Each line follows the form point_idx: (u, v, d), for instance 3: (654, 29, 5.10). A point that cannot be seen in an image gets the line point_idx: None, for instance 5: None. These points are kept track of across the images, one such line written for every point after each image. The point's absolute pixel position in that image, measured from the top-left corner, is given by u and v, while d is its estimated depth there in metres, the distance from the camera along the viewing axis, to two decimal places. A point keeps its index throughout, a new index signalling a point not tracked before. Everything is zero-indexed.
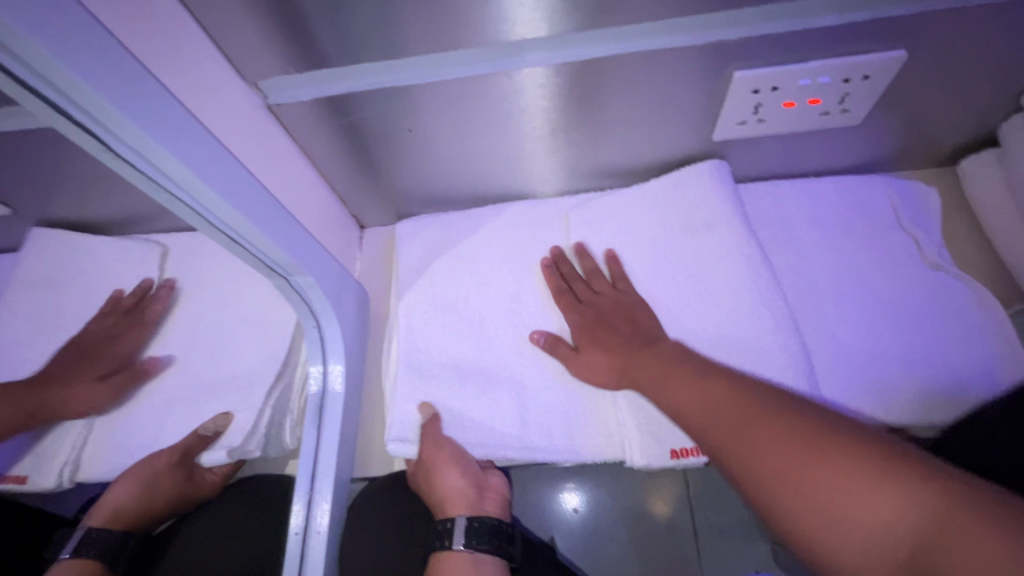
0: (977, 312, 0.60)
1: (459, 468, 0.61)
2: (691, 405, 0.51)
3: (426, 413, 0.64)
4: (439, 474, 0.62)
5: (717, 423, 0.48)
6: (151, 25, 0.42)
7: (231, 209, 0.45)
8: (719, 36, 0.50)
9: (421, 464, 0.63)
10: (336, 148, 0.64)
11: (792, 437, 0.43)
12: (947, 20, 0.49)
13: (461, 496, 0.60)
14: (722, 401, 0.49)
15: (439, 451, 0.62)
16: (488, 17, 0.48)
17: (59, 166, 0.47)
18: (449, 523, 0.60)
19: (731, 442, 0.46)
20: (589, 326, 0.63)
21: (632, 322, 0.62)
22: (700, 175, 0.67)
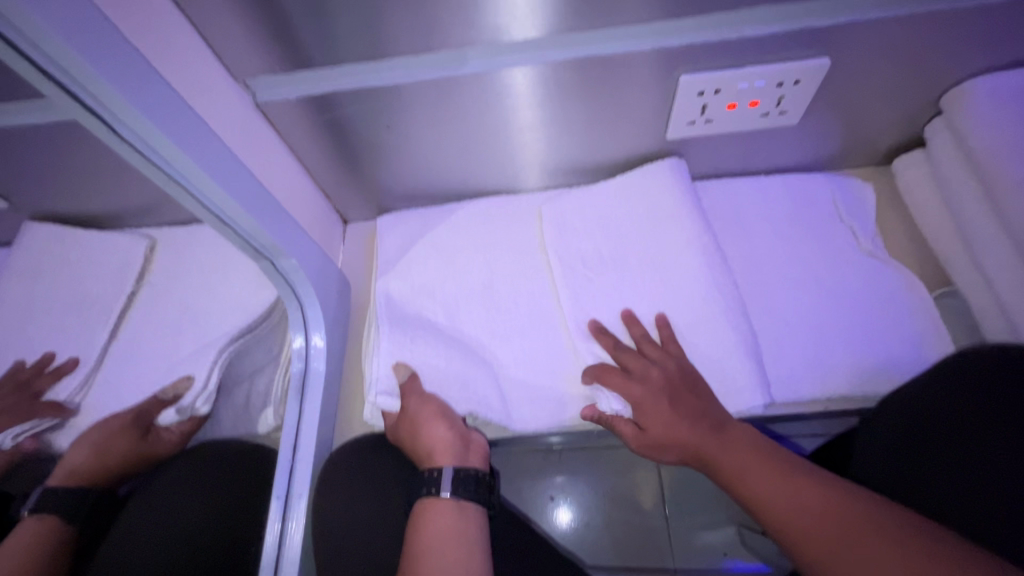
0: (904, 294, 0.67)
1: (442, 420, 0.65)
2: (738, 482, 0.55)
3: (403, 374, 0.69)
4: (424, 427, 0.65)
5: (767, 499, 0.53)
6: (148, 24, 0.46)
7: (223, 192, 0.50)
8: (664, 42, 0.56)
9: (404, 420, 0.67)
10: (320, 145, 0.69)
11: (845, 516, 0.48)
12: (864, 31, 0.55)
13: (446, 446, 0.63)
14: (773, 483, 0.53)
15: (423, 406, 0.66)
16: (458, 21, 0.53)
17: (59, 156, 0.51)
18: (435, 472, 0.62)
19: (780, 517, 0.51)
20: (652, 401, 0.61)
21: (688, 396, 0.61)
22: (659, 170, 0.72)
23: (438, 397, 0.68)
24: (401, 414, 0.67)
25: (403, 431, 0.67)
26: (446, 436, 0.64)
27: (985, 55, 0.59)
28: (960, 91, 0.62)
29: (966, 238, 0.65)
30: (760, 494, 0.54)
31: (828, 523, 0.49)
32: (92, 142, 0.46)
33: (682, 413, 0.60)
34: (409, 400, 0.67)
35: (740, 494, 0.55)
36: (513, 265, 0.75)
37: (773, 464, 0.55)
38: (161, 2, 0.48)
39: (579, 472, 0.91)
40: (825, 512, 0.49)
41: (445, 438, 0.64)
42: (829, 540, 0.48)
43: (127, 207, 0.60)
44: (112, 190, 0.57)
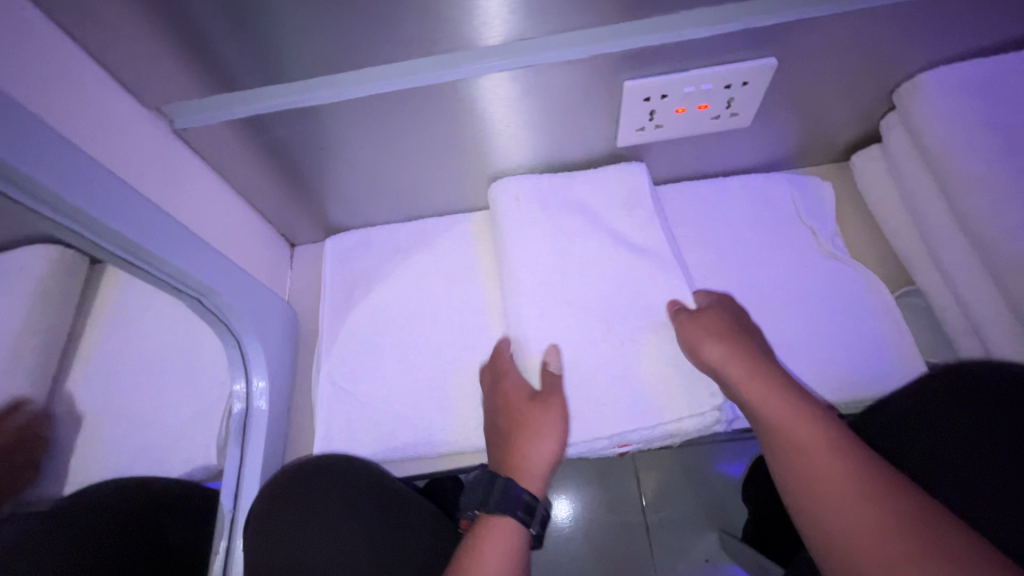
0: (867, 296, 0.65)
1: (559, 426, 0.57)
2: (770, 418, 0.50)
3: (554, 364, 0.60)
4: (535, 428, 0.57)
5: (790, 445, 0.48)
6: (25, 56, 0.42)
7: (127, 234, 0.45)
8: (605, 49, 0.53)
9: (529, 412, 0.58)
10: (253, 170, 0.65)
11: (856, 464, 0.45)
12: (808, 29, 0.53)
13: (546, 466, 0.57)
14: (804, 428, 0.48)
15: (556, 405, 0.58)
16: (378, 36, 0.50)
17: None
18: (533, 499, 0.56)
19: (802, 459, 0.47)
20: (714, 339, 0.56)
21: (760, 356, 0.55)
22: (627, 175, 0.69)
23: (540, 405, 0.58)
24: (536, 401, 0.59)
25: (500, 428, 0.60)
26: (549, 454, 0.57)
27: (935, 47, 0.57)
28: (912, 86, 0.60)
29: (929, 236, 0.63)
30: (789, 433, 0.48)
31: (848, 489, 0.44)
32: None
33: (735, 342, 0.56)
34: (552, 392, 0.58)
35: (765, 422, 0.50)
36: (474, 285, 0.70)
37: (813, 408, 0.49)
38: (43, 29, 0.44)
39: (571, 482, 1.02)
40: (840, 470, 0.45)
41: (551, 456, 0.57)
42: (836, 498, 0.44)
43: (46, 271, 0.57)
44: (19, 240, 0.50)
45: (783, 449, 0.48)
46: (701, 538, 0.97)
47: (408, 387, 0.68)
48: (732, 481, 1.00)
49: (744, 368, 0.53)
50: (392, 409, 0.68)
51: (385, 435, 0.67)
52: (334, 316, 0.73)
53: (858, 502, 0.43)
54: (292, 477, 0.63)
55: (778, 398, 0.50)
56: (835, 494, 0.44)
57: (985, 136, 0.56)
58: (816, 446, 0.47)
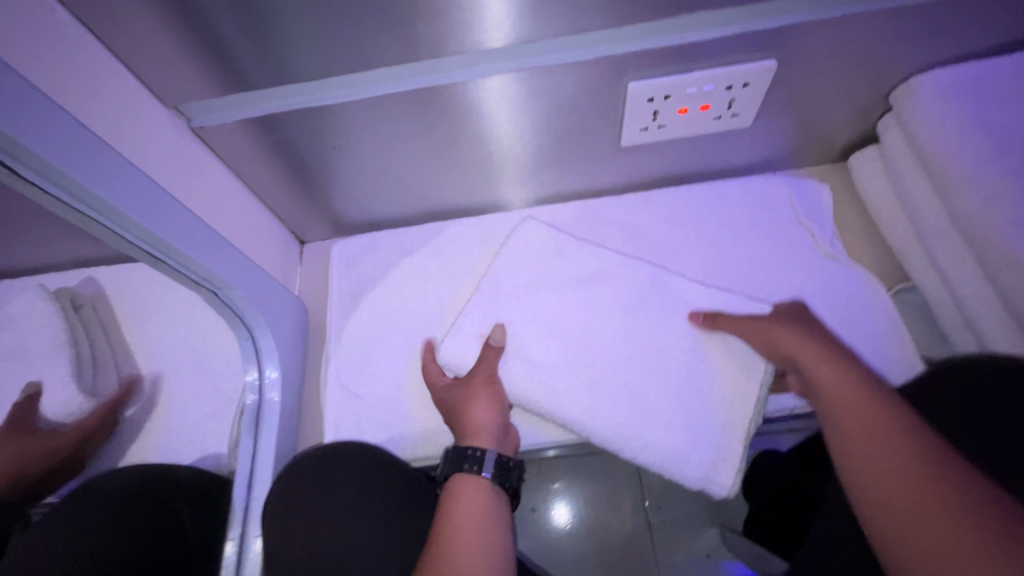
0: (864, 294, 0.67)
1: (490, 394, 0.63)
2: (834, 402, 0.51)
3: (497, 339, 0.66)
4: (469, 397, 0.63)
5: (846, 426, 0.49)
6: (56, 55, 0.44)
7: (152, 229, 0.47)
8: (610, 51, 0.54)
9: (460, 386, 0.64)
10: (267, 169, 0.66)
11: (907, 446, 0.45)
12: (808, 32, 0.54)
13: (488, 427, 0.61)
14: (881, 416, 0.48)
15: (483, 373, 0.64)
16: (393, 41, 0.51)
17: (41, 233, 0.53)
18: (478, 451, 0.59)
19: (856, 437, 0.48)
20: (785, 339, 0.59)
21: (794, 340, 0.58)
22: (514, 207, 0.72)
23: (478, 373, 0.64)
24: (467, 376, 0.65)
25: (440, 408, 0.65)
26: (486, 417, 0.62)
27: (930, 50, 0.59)
28: (908, 88, 0.62)
29: (923, 234, 0.65)
30: (848, 414, 0.50)
31: (893, 463, 0.45)
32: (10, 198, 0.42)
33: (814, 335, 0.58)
34: (480, 362, 0.65)
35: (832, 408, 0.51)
36: (484, 285, 0.71)
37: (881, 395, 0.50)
38: (71, 31, 0.45)
39: (573, 478, 1.04)
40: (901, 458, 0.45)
41: (487, 417, 0.62)
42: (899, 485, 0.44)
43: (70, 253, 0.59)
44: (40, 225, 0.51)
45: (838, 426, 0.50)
46: (702, 534, 0.98)
47: (416, 381, 0.70)
48: None
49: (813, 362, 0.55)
50: (401, 402, 0.69)
51: (395, 426, 0.68)
52: (342, 312, 0.75)
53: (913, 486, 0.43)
54: (304, 465, 0.64)
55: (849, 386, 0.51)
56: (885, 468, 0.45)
57: (979, 137, 0.58)
58: (878, 427, 0.47)
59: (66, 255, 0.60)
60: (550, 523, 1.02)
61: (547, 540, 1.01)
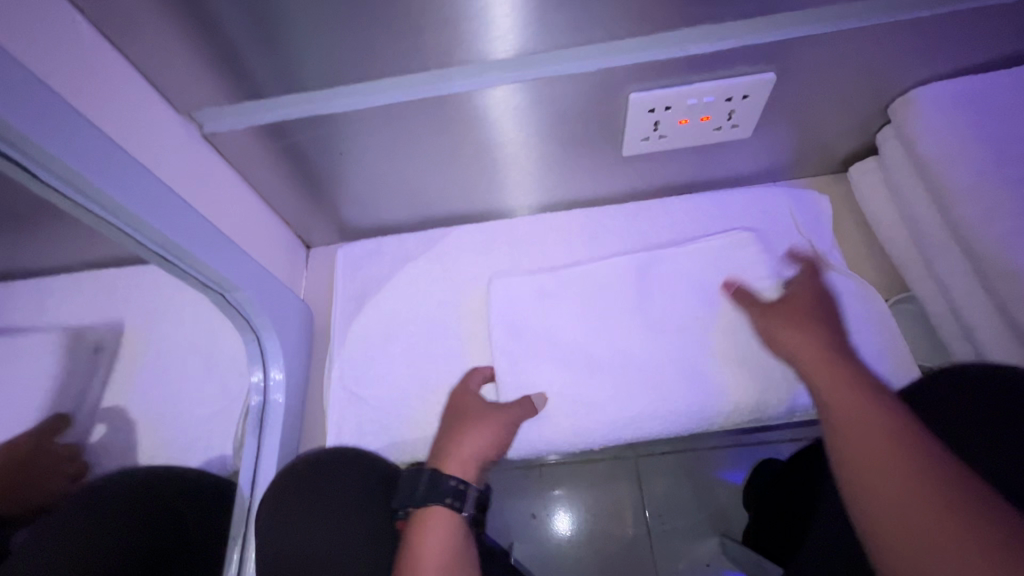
0: (863, 305, 0.68)
1: (500, 437, 0.63)
2: (834, 402, 0.53)
3: (539, 400, 0.66)
4: (477, 425, 0.63)
5: (844, 427, 0.51)
6: (74, 61, 0.45)
7: (163, 231, 0.48)
8: (612, 63, 0.56)
9: (484, 412, 0.64)
10: (276, 174, 0.68)
11: (904, 451, 0.47)
12: (806, 46, 0.56)
13: (470, 460, 0.61)
14: (876, 417, 0.50)
15: (507, 419, 0.64)
16: (399, 52, 0.53)
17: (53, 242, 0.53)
18: (460, 486, 0.60)
19: (852, 439, 0.50)
20: (788, 328, 0.61)
21: (799, 326, 0.61)
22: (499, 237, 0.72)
23: (496, 412, 0.65)
24: (495, 408, 0.65)
25: (447, 421, 0.65)
26: (476, 449, 0.62)
27: (928, 64, 0.60)
28: (905, 101, 0.63)
29: (921, 245, 0.66)
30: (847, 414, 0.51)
31: (891, 467, 0.46)
32: (29, 201, 0.44)
33: (813, 325, 0.61)
34: (513, 403, 0.65)
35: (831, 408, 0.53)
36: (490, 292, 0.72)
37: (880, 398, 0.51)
38: (90, 40, 0.47)
39: (574, 486, 1.04)
40: (894, 455, 0.47)
41: (476, 451, 0.62)
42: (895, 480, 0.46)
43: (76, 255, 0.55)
44: (60, 241, 0.52)
45: (838, 427, 0.52)
46: (701, 544, 0.98)
47: (418, 385, 0.71)
48: (734, 488, 1.01)
49: (817, 356, 0.57)
50: (403, 406, 0.70)
51: (397, 429, 0.69)
52: (346, 316, 0.76)
53: (908, 480, 0.45)
54: (307, 467, 0.66)
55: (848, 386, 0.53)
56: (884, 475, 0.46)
57: (975, 150, 0.58)
58: (874, 429, 0.49)
59: (74, 257, 0.55)
60: (551, 531, 1.02)
61: (546, 548, 1.01)
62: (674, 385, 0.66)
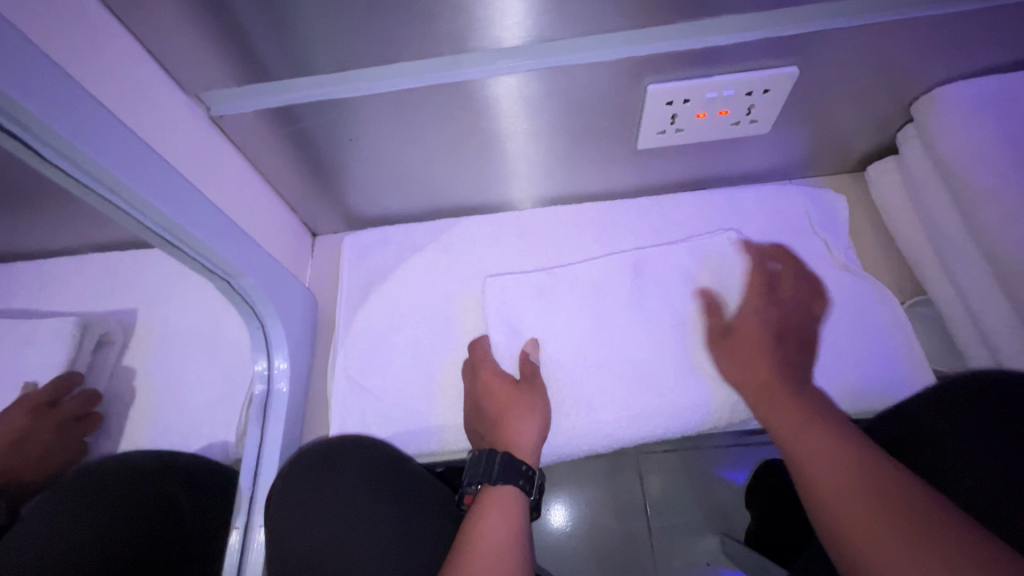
0: (877, 308, 0.67)
1: (541, 412, 0.63)
2: (785, 424, 0.54)
3: (534, 355, 0.68)
4: (518, 407, 0.63)
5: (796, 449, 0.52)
6: (80, 38, 0.44)
7: (171, 215, 0.47)
8: (631, 53, 0.54)
9: (520, 390, 0.64)
10: (282, 160, 0.67)
11: (852, 465, 0.47)
12: (832, 39, 0.54)
13: (532, 443, 0.61)
14: (819, 438, 0.51)
15: (538, 391, 0.65)
16: (412, 37, 0.51)
17: (60, 228, 0.52)
18: (530, 470, 0.60)
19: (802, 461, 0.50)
20: (738, 349, 0.62)
21: (748, 344, 0.62)
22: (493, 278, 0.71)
23: (529, 389, 0.64)
24: (523, 384, 0.65)
25: (483, 413, 0.64)
26: (533, 432, 0.62)
27: (954, 62, 0.59)
28: (929, 100, 0.61)
29: (939, 247, 0.64)
30: (797, 437, 0.52)
31: (838, 485, 0.46)
32: (33, 181, 0.42)
33: (769, 344, 0.61)
34: (536, 377, 0.66)
35: (783, 433, 0.54)
36: (488, 296, 0.70)
37: (827, 419, 0.52)
38: (96, 17, 0.46)
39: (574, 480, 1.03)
40: (842, 477, 0.47)
41: (532, 433, 0.62)
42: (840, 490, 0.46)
43: (86, 236, 0.54)
44: (68, 225, 0.51)
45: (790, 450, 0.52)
46: (701, 543, 0.98)
47: (422, 378, 0.70)
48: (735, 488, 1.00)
49: (763, 377, 0.59)
50: (408, 398, 0.69)
51: (400, 421, 0.68)
52: (351, 306, 0.75)
53: (851, 499, 0.45)
54: (306, 461, 0.65)
55: (796, 409, 0.54)
56: (831, 492, 0.47)
57: (999, 151, 0.57)
58: (820, 447, 0.50)
59: (82, 238, 0.54)
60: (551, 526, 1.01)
61: (545, 544, 1.01)
62: (684, 382, 0.65)
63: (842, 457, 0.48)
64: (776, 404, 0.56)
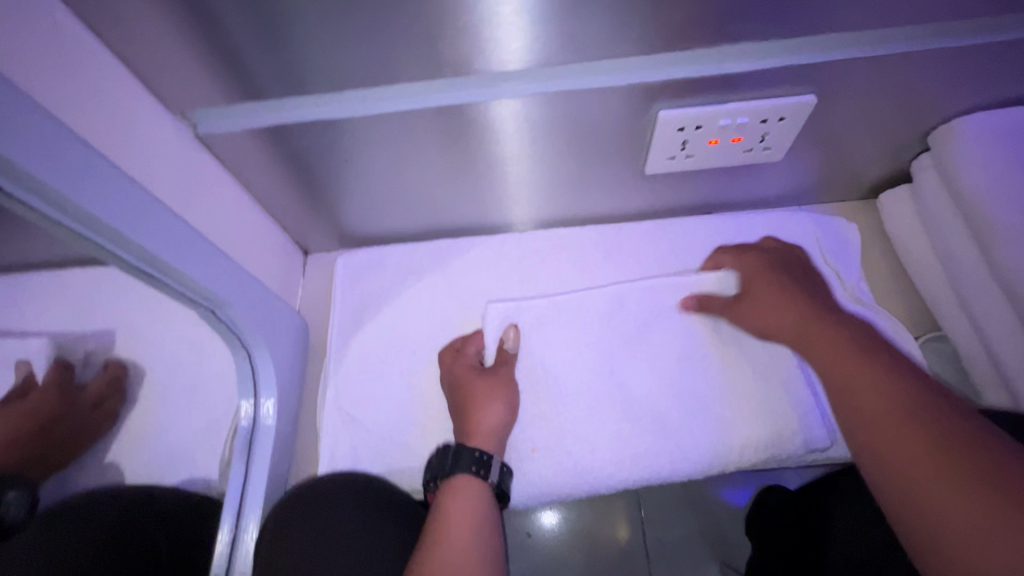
0: (890, 343, 0.65)
1: (506, 397, 0.62)
2: (825, 361, 0.52)
3: (511, 344, 0.66)
4: (483, 394, 0.62)
5: (844, 383, 0.49)
6: (52, 57, 0.40)
7: (150, 248, 0.44)
8: (641, 79, 0.52)
9: (480, 377, 0.63)
10: (273, 179, 0.63)
11: (909, 402, 0.45)
12: (851, 70, 0.52)
13: (495, 429, 0.60)
14: (870, 373, 0.48)
15: (503, 378, 0.64)
16: (413, 59, 0.48)
17: (31, 246, 0.45)
18: (485, 454, 0.57)
19: (852, 396, 0.48)
20: (760, 288, 0.61)
21: (774, 285, 0.61)
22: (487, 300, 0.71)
23: (491, 376, 0.63)
24: (487, 372, 0.64)
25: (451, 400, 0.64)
26: (498, 417, 0.61)
27: (974, 94, 0.57)
28: (948, 130, 0.59)
29: (956, 282, 0.62)
30: (843, 372, 0.50)
31: (893, 421, 0.44)
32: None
33: (789, 292, 0.59)
34: (502, 365, 0.65)
35: (823, 370, 0.52)
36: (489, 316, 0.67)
37: (879, 354, 0.50)
38: (72, 33, 0.42)
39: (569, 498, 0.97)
40: (896, 413, 0.44)
41: (497, 420, 0.61)
42: (881, 418, 0.45)
43: (58, 253, 0.46)
44: (38, 243, 0.44)
45: (837, 383, 0.50)
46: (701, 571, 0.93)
47: (415, 408, 0.67)
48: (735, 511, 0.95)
49: (795, 314, 0.57)
50: (402, 431, 0.66)
51: (393, 455, 0.65)
52: (343, 331, 0.72)
53: (904, 436, 0.43)
54: (296, 496, 0.61)
55: (837, 345, 0.52)
56: (885, 429, 0.44)
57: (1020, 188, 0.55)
58: (875, 382, 0.47)
59: (54, 254, 0.46)
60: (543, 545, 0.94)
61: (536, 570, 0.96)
62: (688, 421, 0.63)
63: (901, 393, 0.45)
64: (813, 339, 0.54)
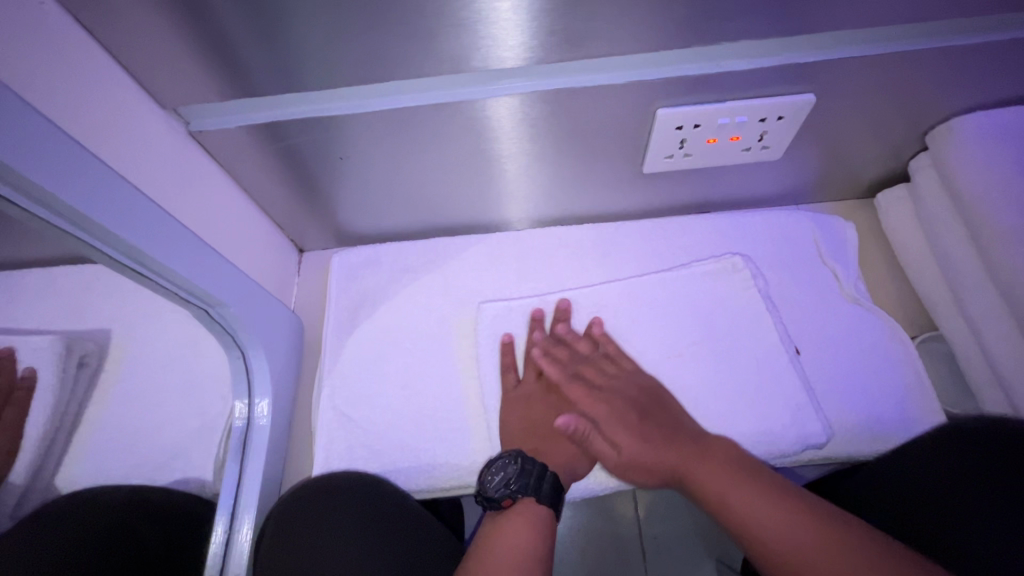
0: (887, 342, 0.65)
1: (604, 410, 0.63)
2: (719, 496, 0.52)
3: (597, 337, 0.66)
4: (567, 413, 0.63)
5: (750, 521, 0.49)
6: (40, 51, 0.39)
7: (140, 246, 0.43)
8: (640, 77, 0.51)
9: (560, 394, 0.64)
10: (267, 177, 0.63)
11: (832, 534, 0.45)
12: (851, 68, 0.51)
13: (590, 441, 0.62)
14: (775, 511, 0.49)
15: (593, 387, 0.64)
16: (408, 56, 0.48)
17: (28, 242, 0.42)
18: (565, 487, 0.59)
19: (768, 538, 0.48)
20: (606, 408, 0.61)
21: (644, 403, 0.61)
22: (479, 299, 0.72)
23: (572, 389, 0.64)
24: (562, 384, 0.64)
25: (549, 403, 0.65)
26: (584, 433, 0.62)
27: (974, 93, 0.56)
28: (946, 130, 0.59)
29: (953, 282, 0.62)
30: (745, 512, 0.50)
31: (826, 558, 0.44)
32: None
33: (643, 418, 0.60)
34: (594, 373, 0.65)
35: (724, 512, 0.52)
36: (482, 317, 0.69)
37: (768, 484, 0.51)
38: (61, 26, 0.41)
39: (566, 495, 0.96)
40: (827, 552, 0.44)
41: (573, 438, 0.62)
42: (817, 568, 0.44)
43: (59, 248, 0.43)
44: (32, 239, 0.42)
45: (742, 525, 0.50)
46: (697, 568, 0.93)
47: (412, 407, 0.67)
48: None
49: (656, 439, 0.58)
50: (397, 432, 0.66)
51: (390, 454, 0.65)
52: (339, 330, 0.71)
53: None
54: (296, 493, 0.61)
55: (724, 477, 0.53)
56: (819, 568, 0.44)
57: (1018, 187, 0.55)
58: (790, 516, 0.48)
59: (53, 251, 0.44)
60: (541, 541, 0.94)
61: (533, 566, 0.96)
62: None
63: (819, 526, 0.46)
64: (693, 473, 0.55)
